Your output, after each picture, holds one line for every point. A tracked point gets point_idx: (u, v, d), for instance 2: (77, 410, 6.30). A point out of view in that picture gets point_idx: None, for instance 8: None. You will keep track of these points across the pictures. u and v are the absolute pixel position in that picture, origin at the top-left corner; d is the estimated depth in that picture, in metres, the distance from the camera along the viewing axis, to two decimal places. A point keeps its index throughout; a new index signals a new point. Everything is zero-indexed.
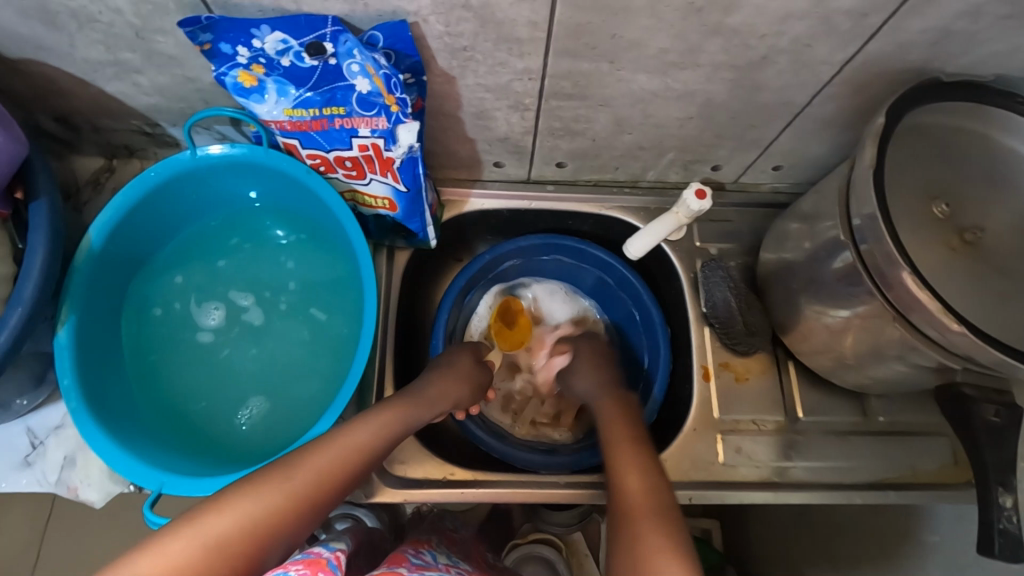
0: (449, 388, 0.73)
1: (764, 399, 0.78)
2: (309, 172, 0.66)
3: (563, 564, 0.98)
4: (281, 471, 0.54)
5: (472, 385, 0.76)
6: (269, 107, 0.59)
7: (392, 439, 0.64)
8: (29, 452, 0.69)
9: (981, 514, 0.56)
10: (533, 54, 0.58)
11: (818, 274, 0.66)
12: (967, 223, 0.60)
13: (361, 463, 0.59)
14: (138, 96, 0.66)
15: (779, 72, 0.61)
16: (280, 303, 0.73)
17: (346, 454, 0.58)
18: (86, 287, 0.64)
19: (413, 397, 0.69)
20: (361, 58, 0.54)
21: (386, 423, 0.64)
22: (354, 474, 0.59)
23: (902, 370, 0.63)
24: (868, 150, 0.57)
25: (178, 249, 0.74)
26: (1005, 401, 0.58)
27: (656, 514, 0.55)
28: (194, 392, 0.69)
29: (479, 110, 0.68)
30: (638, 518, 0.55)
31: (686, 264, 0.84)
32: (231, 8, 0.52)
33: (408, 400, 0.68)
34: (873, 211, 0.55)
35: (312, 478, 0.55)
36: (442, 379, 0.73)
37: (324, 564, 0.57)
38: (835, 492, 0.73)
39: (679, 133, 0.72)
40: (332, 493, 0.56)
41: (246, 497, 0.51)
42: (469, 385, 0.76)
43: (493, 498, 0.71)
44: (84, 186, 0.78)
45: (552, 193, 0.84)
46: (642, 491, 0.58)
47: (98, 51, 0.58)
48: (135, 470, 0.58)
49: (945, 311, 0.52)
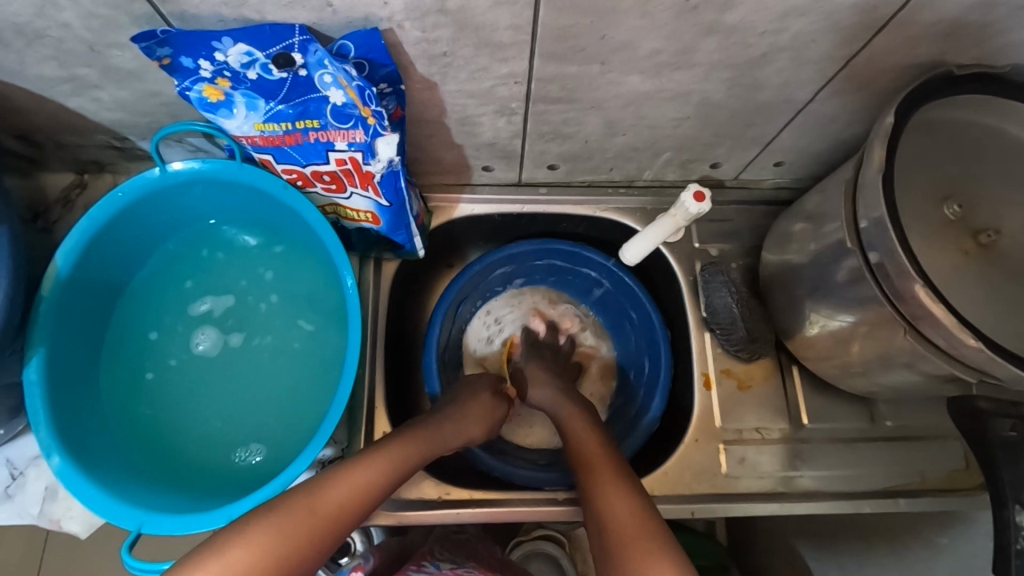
0: (467, 421, 0.70)
1: (768, 406, 0.75)
2: (286, 187, 0.63)
3: (568, 560, 0.95)
4: (302, 502, 0.51)
5: (487, 421, 0.73)
6: (239, 122, 0.56)
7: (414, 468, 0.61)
8: (9, 483, 0.67)
9: (997, 534, 0.54)
10: (516, 58, 0.54)
11: (825, 279, 0.63)
12: (982, 224, 0.57)
13: (380, 493, 0.56)
14: (101, 112, 0.63)
15: (781, 69, 0.57)
16: (262, 326, 0.70)
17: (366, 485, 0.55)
18: (56, 319, 0.61)
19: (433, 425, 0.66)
20: (334, 69, 0.50)
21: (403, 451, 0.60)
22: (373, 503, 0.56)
23: (914, 379, 0.60)
24: (876, 152, 0.53)
25: (152, 275, 0.70)
26: (1022, 415, 0.56)
27: (644, 528, 0.52)
28: (177, 421, 0.67)
29: (463, 116, 0.64)
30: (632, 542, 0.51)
31: (684, 267, 0.81)
32: (189, 20, 0.48)
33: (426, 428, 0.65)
34: (880, 217, 0.52)
35: (338, 508, 0.52)
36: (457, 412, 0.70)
37: None
38: (842, 503, 0.71)
39: (675, 134, 0.69)
40: (348, 524, 0.53)
41: (266, 532, 0.48)
42: (485, 420, 0.73)
43: (491, 517, 0.69)
44: (54, 205, 0.74)
45: (544, 196, 0.81)
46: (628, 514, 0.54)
47: (52, 68, 0.55)
48: (115, 512, 0.57)
49: (961, 326, 0.49)
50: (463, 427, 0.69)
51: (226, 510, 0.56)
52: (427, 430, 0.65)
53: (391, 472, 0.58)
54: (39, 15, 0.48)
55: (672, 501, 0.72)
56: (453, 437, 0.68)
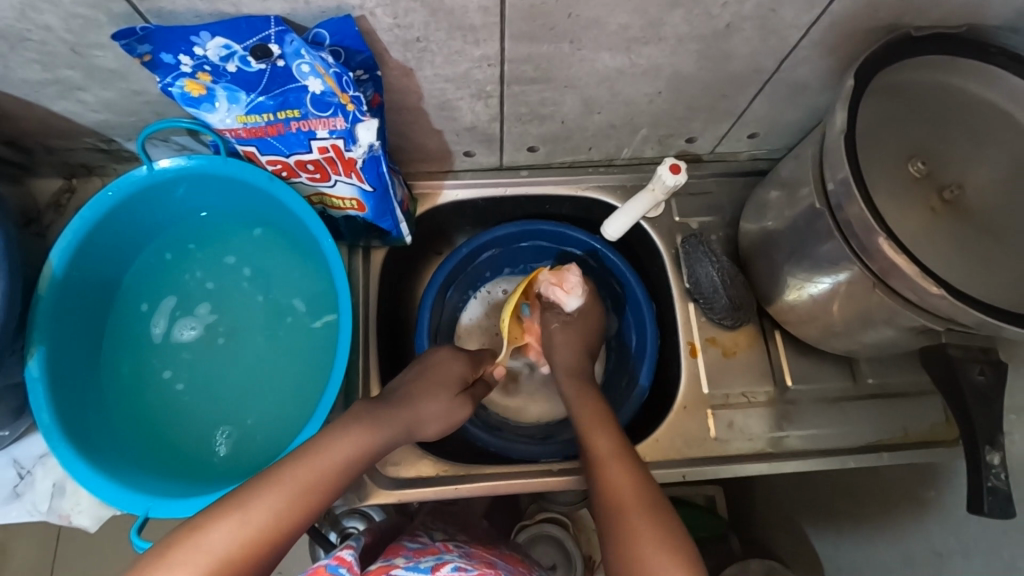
0: (430, 406, 0.66)
1: (754, 371, 0.77)
2: (271, 179, 0.65)
3: (572, 541, 0.99)
4: (232, 516, 0.49)
5: (450, 397, 0.68)
6: (221, 116, 0.58)
7: (363, 460, 0.57)
8: (17, 482, 0.68)
9: (971, 474, 0.56)
10: (489, 39, 0.56)
11: (799, 244, 0.65)
12: (947, 180, 0.59)
13: (322, 496, 0.53)
14: (86, 114, 0.64)
15: (746, 39, 0.59)
16: (252, 315, 0.72)
17: (305, 489, 0.52)
18: (53, 315, 0.63)
19: (377, 415, 0.61)
20: (310, 58, 0.51)
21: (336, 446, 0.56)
22: (314, 509, 0.52)
23: (890, 335, 0.62)
24: (840, 114, 0.55)
25: (143, 269, 0.72)
26: (991, 359, 0.58)
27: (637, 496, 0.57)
28: (176, 411, 0.68)
29: (441, 101, 0.66)
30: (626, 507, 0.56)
31: (667, 241, 0.83)
32: (167, 16, 0.50)
33: (373, 417, 0.60)
34: (846, 175, 0.54)
35: (267, 518, 0.49)
36: (415, 394, 0.66)
37: (323, 571, 0.53)
38: (830, 459, 0.73)
39: (650, 109, 0.71)
40: (288, 538, 0.50)
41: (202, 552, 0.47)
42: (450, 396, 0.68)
43: (488, 492, 0.71)
44: (45, 209, 0.75)
45: (527, 177, 0.83)
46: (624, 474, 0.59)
47: (35, 71, 0.56)
48: (123, 499, 0.59)
49: (924, 275, 0.51)
50: (418, 409, 0.65)
51: None
52: (375, 420, 0.60)
53: (325, 474, 0.54)
54: (21, 18, 0.49)
55: (666, 465, 0.74)
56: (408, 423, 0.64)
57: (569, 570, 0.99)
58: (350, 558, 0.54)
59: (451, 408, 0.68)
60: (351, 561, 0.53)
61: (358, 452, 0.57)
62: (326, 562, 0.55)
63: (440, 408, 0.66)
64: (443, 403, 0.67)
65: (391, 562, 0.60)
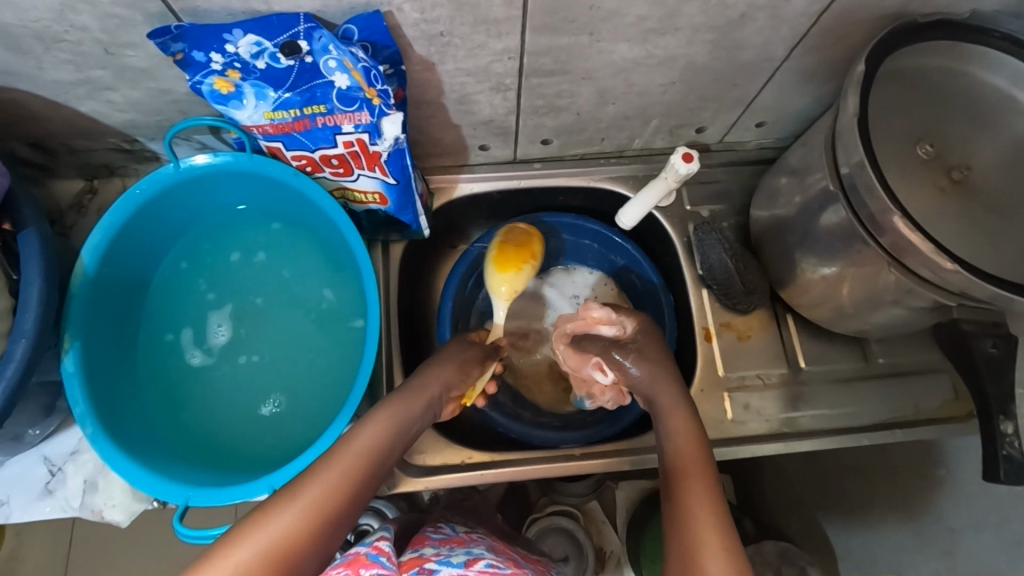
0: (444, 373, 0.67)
1: (767, 354, 0.79)
2: (296, 174, 0.66)
3: (582, 532, 1.01)
4: (287, 500, 0.48)
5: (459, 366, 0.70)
6: (249, 112, 0.59)
7: (393, 441, 0.58)
8: (48, 480, 0.69)
9: (986, 443, 0.58)
10: (510, 33, 0.57)
11: (810, 228, 0.67)
12: (954, 161, 0.61)
13: (366, 478, 0.54)
14: (112, 114, 0.65)
15: (759, 28, 0.61)
16: (279, 311, 0.74)
17: (352, 468, 0.53)
18: (86, 312, 0.64)
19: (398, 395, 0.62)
20: (338, 53, 0.53)
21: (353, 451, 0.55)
22: (360, 491, 0.53)
23: (902, 315, 0.64)
24: (852, 98, 0.57)
25: (169, 268, 0.73)
26: (1001, 333, 0.60)
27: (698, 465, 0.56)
28: (206, 408, 0.70)
29: (461, 95, 0.67)
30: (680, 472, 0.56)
31: (679, 229, 0.84)
32: (200, 15, 0.51)
33: (388, 407, 0.60)
34: (860, 159, 0.56)
35: (322, 496, 0.49)
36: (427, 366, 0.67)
37: (364, 559, 0.52)
38: (842, 438, 0.75)
39: (663, 99, 0.72)
40: (342, 515, 0.50)
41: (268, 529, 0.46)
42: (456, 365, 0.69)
43: (511, 478, 0.73)
44: (67, 211, 0.76)
45: (540, 170, 0.84)
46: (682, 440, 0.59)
47: (67, 72, 0.57)
48: (162, 489, 0.59)
49: (938, 251, 0.53)
50: (428, 395, 0.64)
51: (267, 480, 0.59)
52: (395, 401, 0.61)
53: (351, 479, 0.52)
54: (57, 19, 0.50)
55: None
56: (420, 413, 0.63)
57: (581, 564, 0.99)
58: (388, 548, 0.54)
59: (453, 380, 0.68)
60: (390, 550, 0.54)
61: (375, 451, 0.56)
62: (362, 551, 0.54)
63: (444, 382, 0.67)
64: (445, 378, 0.67)
65: (422, 554, 0.60)
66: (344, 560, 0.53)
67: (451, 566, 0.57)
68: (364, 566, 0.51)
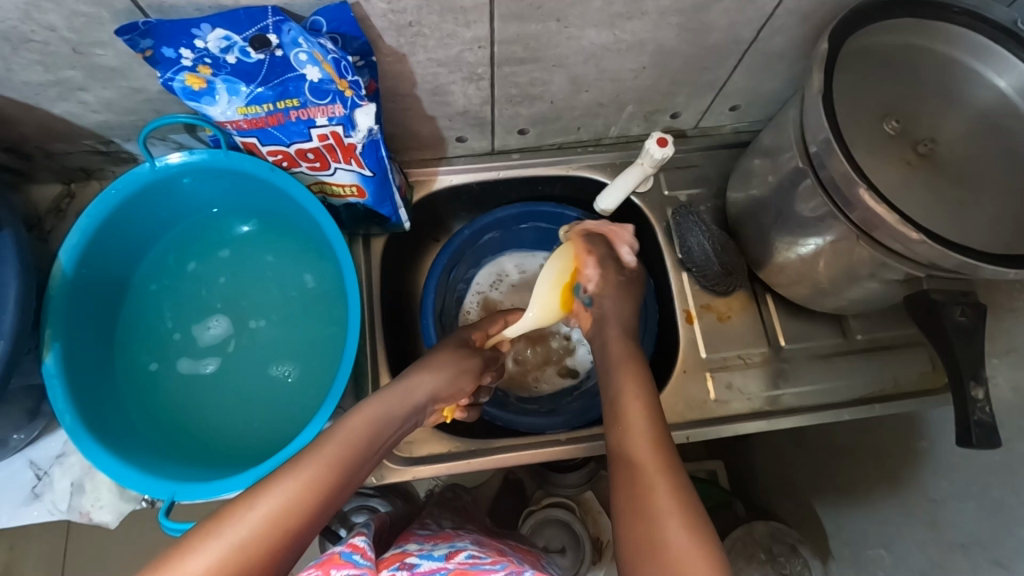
0: (425, 383, 0.64)
1: (748, 334, 0.80)
2: (273, 169, 0.66)
3: (579, 523, 1.02)
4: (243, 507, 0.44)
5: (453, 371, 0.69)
6: (222, 108, 0.59)
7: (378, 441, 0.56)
8: (35, 484, 0.69)
9: (958, 409, 0.59)
10: (479, 21, 0.58)
11: (785, 206, 0.68)
12: (920, 136, 0.62)
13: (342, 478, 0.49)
14: (86, 115, 0.65)
15: (725, 10, 0.62)
16: (264, 306, 0.74)
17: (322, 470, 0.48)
18: (65, 311, 0.64)
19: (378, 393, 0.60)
20: (308, 46, 0.53)
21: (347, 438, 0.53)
22: (331, 496, 0.48)
23: (876, 288, 0.65)
24: (817, 77, 0.58)
25: (151, 266, 0.74)
26: (970, 301, 0.60)
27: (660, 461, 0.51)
28: (192, 405, 0.70)
29: (434, 86, 0.68)
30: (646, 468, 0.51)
31: (658, 214, 0.85)
32: (168, 11, 0.52)
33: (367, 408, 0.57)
34: (827, 136, 0.57)
35: (287, 507, 0.45)
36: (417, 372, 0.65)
37: (339, 558, 0.52)
38: (825, 413, 0.76)
39: (636, 84, 0.73)
40: (306, 524, 0.46)
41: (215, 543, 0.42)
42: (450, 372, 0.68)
43: (499, 464, 0.73)
44: (46, 215, 0.76)
45: (518, 160, 0.85)
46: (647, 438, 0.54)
47: (37, 73, 0.57)
48: (148, 485, 0.60)
49: (904, 222, 0.54)
50: (413, 402, 0.62)
51: (252, 473, 0.59)
52: (385, 398, 0.60)
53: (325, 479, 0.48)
54: (24, 19, 0.50)
55: (668, 428, 0.76)
56: (404, 418, 0.61)
57: (579, 553, 1.00)
58: (363, 544, 0.54)
59: (440, 389, 0.66)
60: (364, 548, 0.53)
61: (351, 452, 0.52)
62: (339, 549, 0.54)
63: (429, 391, 0.64)
64: (432, 387, 0.65)
65: (405, 549, 0.60)
66: (318, 559, 0.53)
67: (431, 559, 0.57)
68: (337, 565, 0.51)
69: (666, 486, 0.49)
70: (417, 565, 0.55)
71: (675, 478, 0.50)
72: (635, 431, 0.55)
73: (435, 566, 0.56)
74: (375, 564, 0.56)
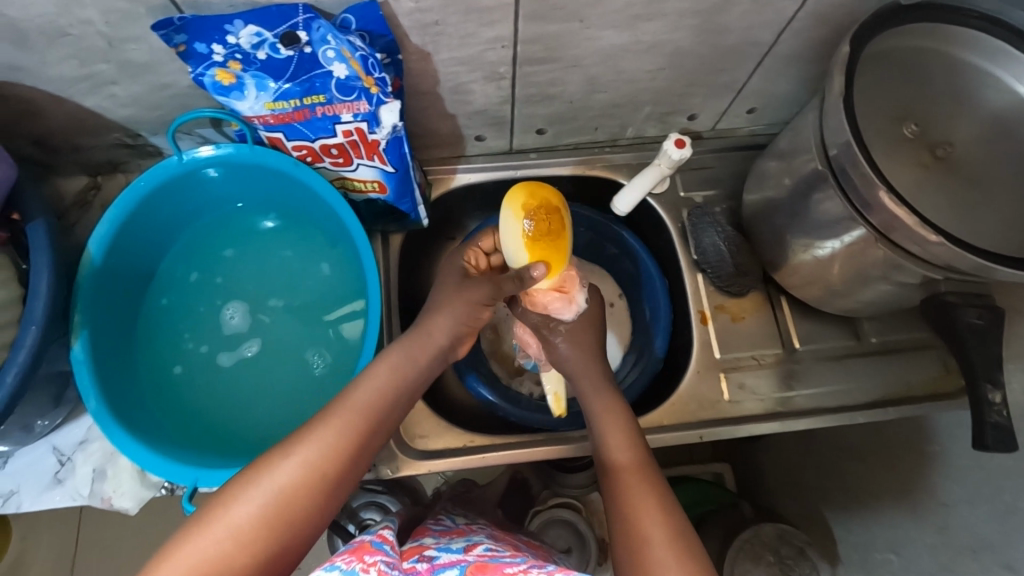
0: (440, 324, 0.62)
1: (761, 335, 0.81)
2: (297, 164, 0.68)
3: (584, 523, 1.03)
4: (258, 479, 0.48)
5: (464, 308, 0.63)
6: (250, 103, 0.60)
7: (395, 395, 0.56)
8: (58, 469, 0.70)
9: (973, 411, 0.59)
10: (502, 21, 0.59)
11: (801, 208, 0.68)
12: (937, 139, 0.63)
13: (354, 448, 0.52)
14: (115, 109, 0.66)
15: (743, 12, 0.62)
16: (282, 298, 0.75)
17: (333, 445, 0.51)
18: (92, 300, 0.65)
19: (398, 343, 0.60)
20: (336, 43, 0.55)
21: (343, 411, 0.53)
22: (343, 466, 0.51)
23: (889, 290, 0.66)
24: (837, 79, 0.58)
25: (172, 259, 0.75)
26: (987, 304, 0.61)
27: (638, 467, 0.57)
28: (212, 394, 0.71)
29: (455, 85, 0.69)
30: (626, 473, 0.57)
31: (673, 215, 0.86)
32: (201, 7, 0.53)
33: (385, 361, 0.58)
34: (846, 139, 0.58)
35: (301, 480, 0.48)
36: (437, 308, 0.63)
37: (368, 546, 0.53)
38: (836, 415, 0.76)
39: (653, 86, 0.74)
40: (316, 498, 0.49)
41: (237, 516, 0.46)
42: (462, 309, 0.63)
43: (514, 459, 0.74)
44: (71, 207, 0.77)
45: (535, 160, 0.86)
46: (625, 443, 0.60)
47: (71, 67, 0.59)
48: (170, 471, 0.61)
49: (923, 223, 0.54)
50: (435, 345, 0.61)
51: None
52: (393, 353, 0.58)
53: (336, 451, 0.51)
54: (62, 13, 0.52)
55: (680, 427, 0.77)
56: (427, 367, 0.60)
57: (584, 553, 1.02)
58: (391, 536, 0.55)
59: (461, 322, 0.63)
60: (392, 539, 0.54)
61: (361, 419, 0.53)
62: (367, 539, 0.55)
63: (450, 329, 0.62)
64: (454, 323, 0.63)
65: (422, 543, 0.61)
66: (348, 546, 0.54)
67: (450, 552, 0.58)
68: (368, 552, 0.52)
69: (646, 485, 0.55)
70: (437, 557, 0.56)
71: (655, 484, 0.55)
72: (612, 433, 0.61)
73: (454, 558, 0.56)
74: (398, 554, 0.57)
